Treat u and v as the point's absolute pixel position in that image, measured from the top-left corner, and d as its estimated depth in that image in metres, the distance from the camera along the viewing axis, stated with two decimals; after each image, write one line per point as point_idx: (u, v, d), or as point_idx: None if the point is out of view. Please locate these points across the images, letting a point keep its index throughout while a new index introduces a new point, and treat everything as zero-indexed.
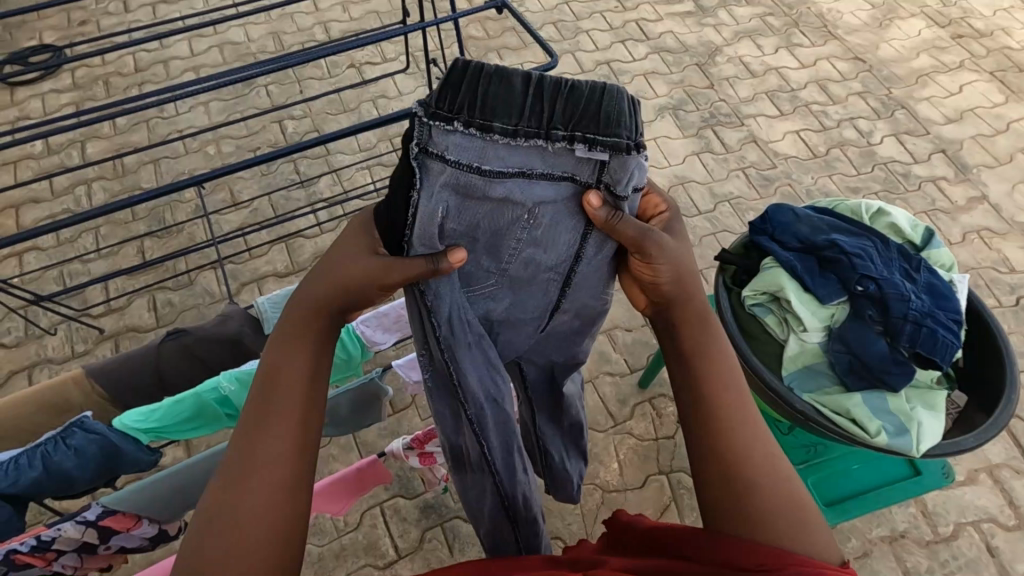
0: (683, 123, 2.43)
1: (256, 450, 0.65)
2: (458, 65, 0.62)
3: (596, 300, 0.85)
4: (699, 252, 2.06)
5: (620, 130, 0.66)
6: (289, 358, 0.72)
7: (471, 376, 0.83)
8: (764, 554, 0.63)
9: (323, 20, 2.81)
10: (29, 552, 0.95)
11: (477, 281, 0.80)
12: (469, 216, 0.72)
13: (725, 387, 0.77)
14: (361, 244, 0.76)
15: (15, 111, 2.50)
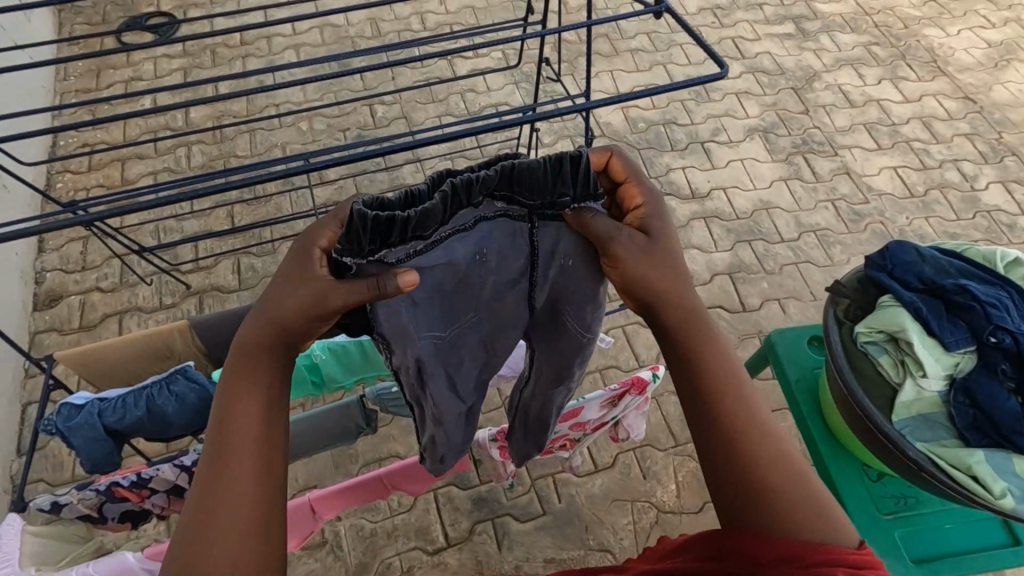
0: (774, 146, 2.36)
1: (221, 482, 0.61)
2: (366, 214, 0.62)
3: (576, 320, 0.82)
4: (780, 281, 2.00)
5: (540, 193, 0.70)
6: (243, 387, 0.67)
7: (431, 387, 0.83)
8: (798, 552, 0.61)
9: (420, 10, 2.86)
10: (129, 486, 1.01)
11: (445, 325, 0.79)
12: (429, 282, 0.73)
13: (729, 387, 0.74)
14: (307, 265, 0.68)
15: (130, 71, 2.66)
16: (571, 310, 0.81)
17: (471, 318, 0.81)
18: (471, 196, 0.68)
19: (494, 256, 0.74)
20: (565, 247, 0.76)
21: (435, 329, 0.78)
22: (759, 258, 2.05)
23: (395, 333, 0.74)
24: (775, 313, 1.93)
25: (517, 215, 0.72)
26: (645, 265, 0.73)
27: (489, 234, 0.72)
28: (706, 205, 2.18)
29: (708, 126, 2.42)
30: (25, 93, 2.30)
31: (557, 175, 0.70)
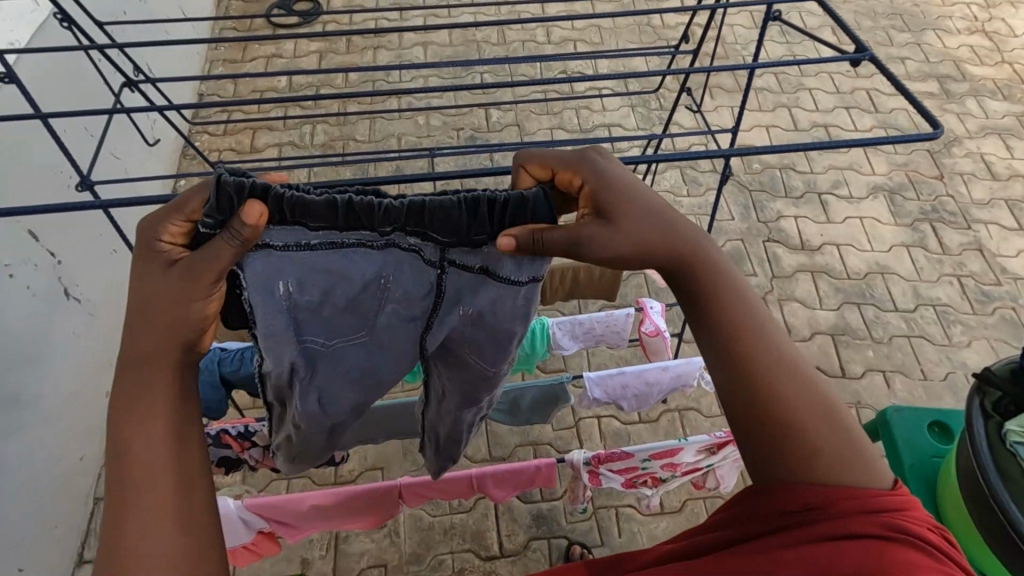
0: (899, 209, 2.21)
1: (134, 513, 0.53)
2: (230, 182, 0.58)
3: (467, 352, 0.75)
4: (888, 352, 1.87)
5: (453, 232, 0.65)
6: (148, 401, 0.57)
7: (303, 393, 0.75)
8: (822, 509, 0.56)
9: (547, 24, 2.90)
10: (235, 436, 1.07)
11: (334, 334, 0.72)
12: (320, 283, 0.66)
13: (772, 366, 0.64)
14: (158, 259, 0.58)
15: (273, 48, 2.85)
16: (466, 343, 0.74)
17: (359, 335, 0.73)
18: (377, 222, 0.64)
19: (395, 276, 0.68)
20: (474, 300, 0.69)
21: (318, 334, 0.71)
22: (868, 325, 1.92)
23: (273, 333, 0.67)
24: (878, 385, 1.80)
25: (427, 250, 0.67)
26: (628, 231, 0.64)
27: (400, 264, 0.68)
28: (815, 259, 2.07)
29: (829, 177, 2.30)
30: (183, 57, 2.52)
31: (477, 220, 0.64)
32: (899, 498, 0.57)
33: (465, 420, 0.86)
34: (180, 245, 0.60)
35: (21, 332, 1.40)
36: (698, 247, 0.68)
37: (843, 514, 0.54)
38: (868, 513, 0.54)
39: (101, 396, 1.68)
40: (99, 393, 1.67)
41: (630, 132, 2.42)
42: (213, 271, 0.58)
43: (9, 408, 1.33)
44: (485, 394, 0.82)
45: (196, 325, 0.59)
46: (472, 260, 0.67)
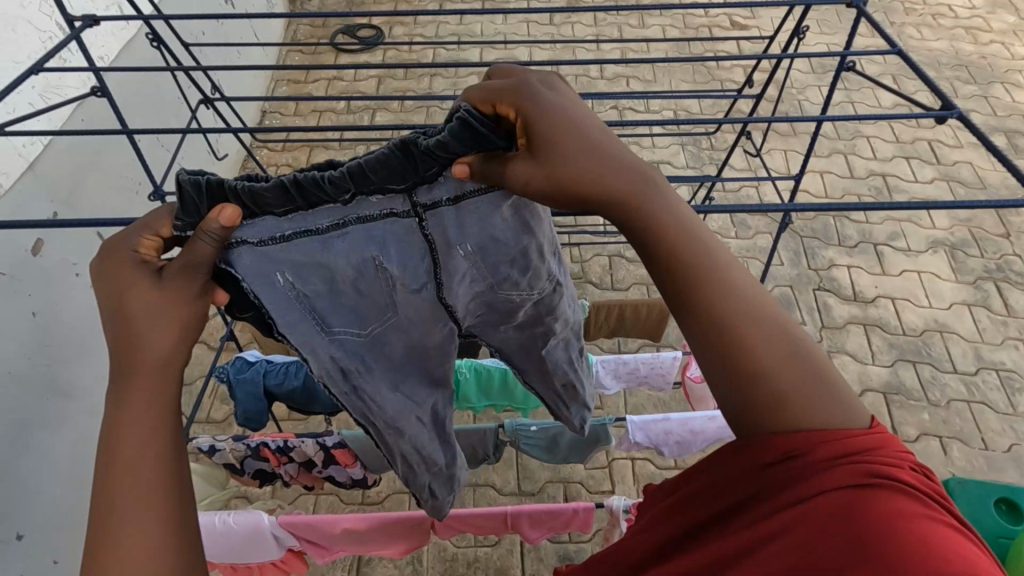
0: (961, 266, 2.12)
1: (110, 530, 0.47)
2: (189, 181, 0.52)
3: (528, 287, 0.69)
4: (945, 417, 1.77)
5: (405, 175, 0.58)
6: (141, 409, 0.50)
7: (368, 392, 0.68)
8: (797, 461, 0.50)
9: (601, 59, 2.94)
10: (273, 450, 1.07)
11: (361, 320, 0.65)
12: (321, 269, 0.60)
13: (745, 328, 0.55)
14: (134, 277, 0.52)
15: (335, 71, 2.97)
16: (521, 283, 0.68)
17: (384, 316, 0.65)
18: (335, 192, 0.57)
19: (388, 253, 0.61)
20: (462, 234, 0.62)
21: (346, 323, 0.64)
22: (924, 386, 1.83)
23: (298, 332, 0.61)
24: (934, 451, 1.70)
25: (402, 213, 0.60)
26: (560, 166, 0.53)
27: (380, 237, 0.60)
28: (868, 311, 1.99)
29: (886, 228, 2.23)
30: (252, 77, 2.65)
31: (417, 159, 0.57)
32: (870, 435, 0.50)
33: (558, 349, 0.80)
34: (155, 256, 0.54)
35: (78, 328, 1.45)
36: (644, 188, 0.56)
37: (823, 468, 0.48)
38: (845, 462, 0.48)
39: None
40: None
41: (679, 169, 2.40)
42: (207, 270, 0.54)
43: (61, 401, 1.37)
44: (552, 320, 0.75)
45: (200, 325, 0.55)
46: (434, 196, 0.60)
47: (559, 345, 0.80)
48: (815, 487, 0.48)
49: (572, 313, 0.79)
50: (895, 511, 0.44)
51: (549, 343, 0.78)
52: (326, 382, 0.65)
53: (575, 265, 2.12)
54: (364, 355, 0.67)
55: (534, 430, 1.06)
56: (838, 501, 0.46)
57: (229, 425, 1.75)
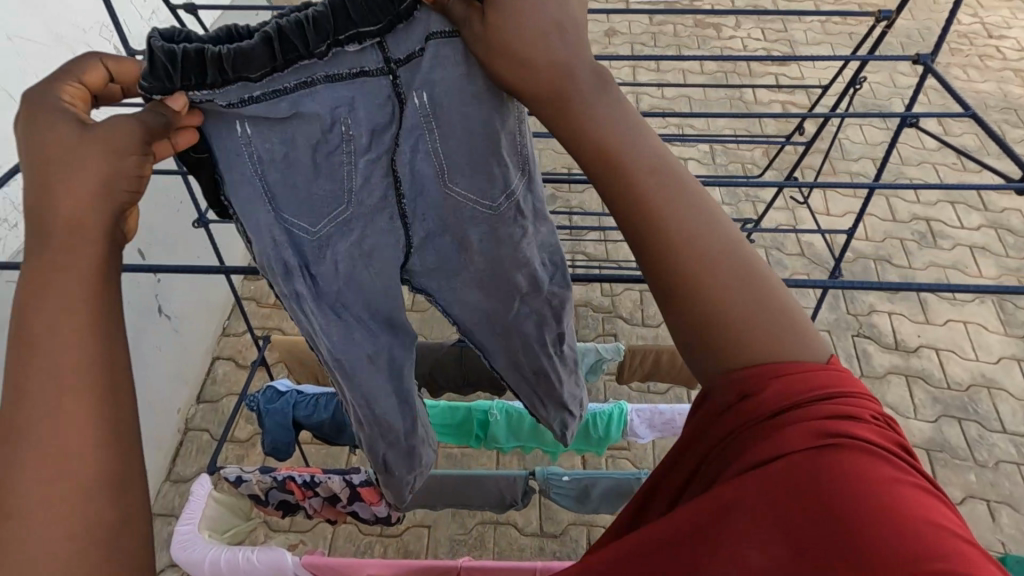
0: (1010, 317, 2.03)
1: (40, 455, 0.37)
2: (162, 49, 0.48)
3: (493, 190, 0.63)
4: (994, 480, 1.68)
5: (379, 12, 0.54)
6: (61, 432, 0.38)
7: (312, 302, 0.62)
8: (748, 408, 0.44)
9: (638, 90, 2.94)
10: (298, 484, 1.06)
11: (313, 213, 0.60)
12: (282, 133, 0.56)
13: (696, 249, 0.48)
14: (51, 136, 0.43)
15: None
16: (483, 191, 0.63)
17: (343, 208, 0.61)
18: (311, 42, 0.52)
19: (349, 113, 0.57)
20: (427, 91, 0.58)
21: (300, 213, 0.59)
22: (970, 444, 1.74)
23: (242, 206, 0.57)
24: (981, 515, 1.61)
25: (376, 71, 0.56)
26: (495, 54, 0.51)
27: (350, 98, 0.57)
28: (910, 361, 1.92)
29: (929, 275, 2.15)
30: None
31: None
32: (827, 372, 0.44)
33: (525, 320, 0.73)
34: (83, 107, 0.48)
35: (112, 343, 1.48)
36: (581, 84, 0.49)
37: (781, 425, 0.42)
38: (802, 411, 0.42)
39: (174, 412, 1.74)
40: (172, 410, 1.74)
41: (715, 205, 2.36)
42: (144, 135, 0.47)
43: None
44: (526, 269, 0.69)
45: (135, 186, 0.46)
46: (412, 46, 0.56)
47: (527, 316, 0.73)
48: (769, 446, 0.41)
49: (549, 273, 0.71)
50: (857, 474, 0.39)
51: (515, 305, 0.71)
52: (264, 271, 0.60)
53: (606, 298, 2.10)
54: (313, 258, 0.61)
55: (567, 480, 1.02)
56: (795, 463, 0.40)
57: (252, 445, 1.74)
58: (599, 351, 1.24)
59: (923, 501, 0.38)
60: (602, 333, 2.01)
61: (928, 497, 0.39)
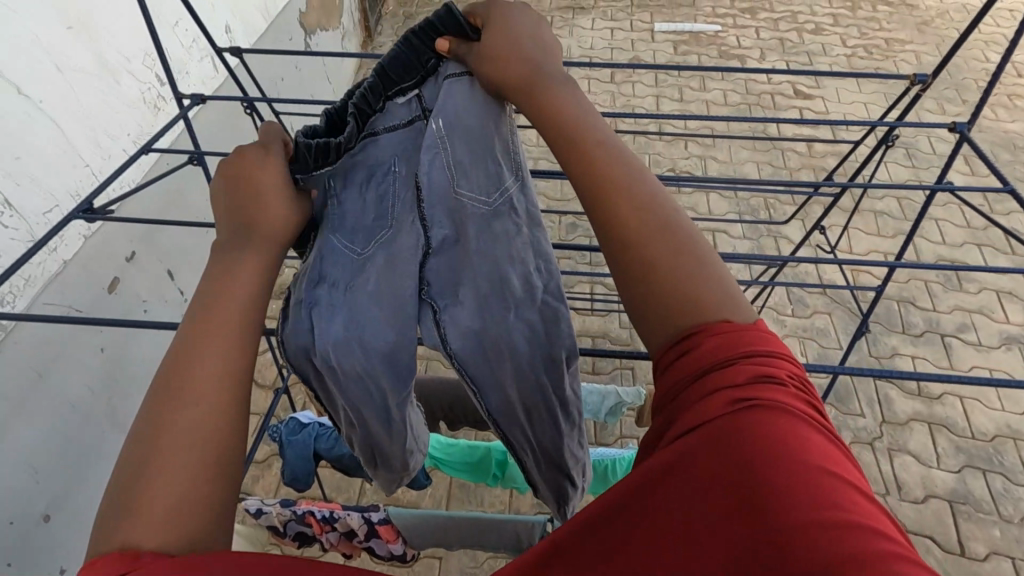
0: None
1: (174, 418, 0.47)
2: (303, 147, 0.65)
3: (494, 193, 0.67)
4: (1019, 536, 1.63)
5: (412, 70, 0.65)
6: (188, 405, 0.47)
7: (324, 311, 0.65)
8: (680, 362, 0.48)
9: (660, 119, 2.97)
10: (318, 518, 1.06)
11: (355, 236, 0.68)
12: (352, 175, 0.68)
13: (634, 204, 0.54)
14: (262, 176, 0.61)
15: None
16: (487, 194, 0.67)
17: (378, 233, 0.68)
18: (371, 101, 0.66)
19: (399, 158, 0.68)
20: (443, 110, 0.65)
21: (350, 240, 0.68)
22: (995, 498, 1.70)
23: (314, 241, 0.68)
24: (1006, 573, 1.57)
25: (417, 118, 0.67)
26: (481, 61, 0.62)
27: (399, 141, 0.68)
28: (934, 409, 1.88)
29: (954, 319, 2.12)
30: None
31: (414, 43, 0.65)
32: (752, 332, 0.47)
33: (516, 329, 0.67)
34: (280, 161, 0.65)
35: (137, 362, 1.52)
36: (545, 71, 0.60)
37: (705, 388, 0.45)
38: (721, 367, 0.45)
39: None
40: None
41: (736, 240, 2.35)
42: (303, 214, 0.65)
43: None
44: (513, 267, 0.67)
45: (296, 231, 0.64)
46: (437, 92, 0.66)
47: (518, 328, 0.68)
48: (697, 411, 0.43)
49: (543, 281, 0.68)
50: (778, 436, 0.39)
51: (508, 313, 0.67)
52: (298, 284, 0.67)
53: (624, 331, 2.09)
54: (348, 278, 0.67)
55: None
56: (718, 427, 0.41)
57: (269, 466, 1.76)
58: (620, 394, 1.26)
59: (839, 463, 0.40)
60: (619, 367, 2.00)
61: (843, 460, 0.40)
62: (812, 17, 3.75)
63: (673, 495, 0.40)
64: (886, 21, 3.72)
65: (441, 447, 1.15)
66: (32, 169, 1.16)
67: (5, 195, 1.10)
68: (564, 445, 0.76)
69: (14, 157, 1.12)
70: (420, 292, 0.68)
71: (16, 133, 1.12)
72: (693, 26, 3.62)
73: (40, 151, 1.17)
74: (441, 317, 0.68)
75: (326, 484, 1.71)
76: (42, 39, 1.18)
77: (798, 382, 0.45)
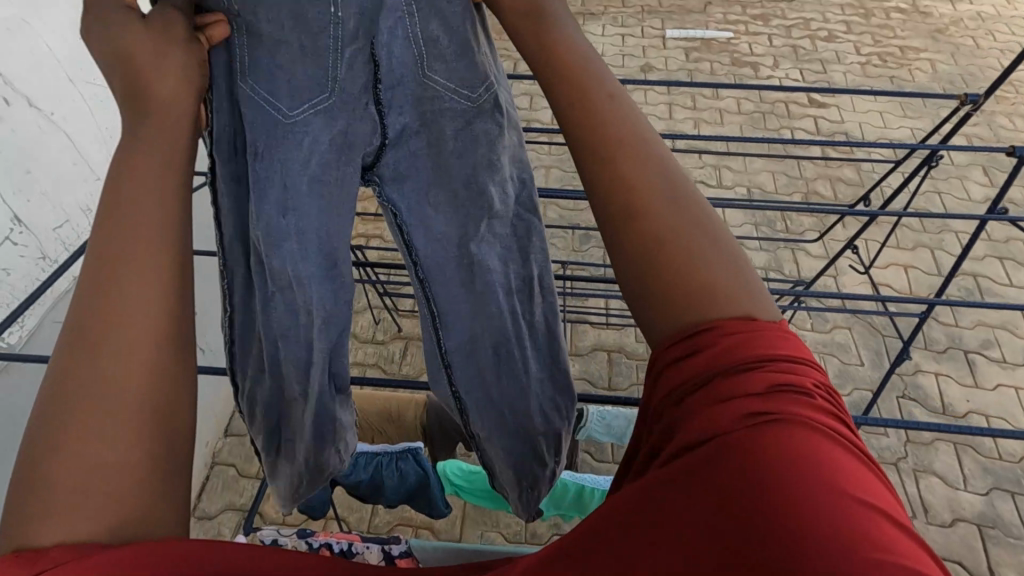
0: None
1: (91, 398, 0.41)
2: None
3: (472, 94, 0.62)
4: None
5: None
6: (115, 370, 0.41)
7: (264, 202, 0.61)
8: (689, 361, 0.44)
9: (674, 128, 2.94)
10: (335, 552, 1.02)
11: (289, 99, 0.58)
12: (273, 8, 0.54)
13: (640, 180, 0.51)
14: (157, 70, 0.48)
15: None
16: (460, 96, 0.62)
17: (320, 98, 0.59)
18: None
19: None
20: None
21: (277, 101, 0.58)
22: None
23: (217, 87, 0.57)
24: None
25: None
26: None
27: None
28: (959, 428, 1.84)
29: (978, 335, 2.08)
30: None
31: None
32: (774, 334, 0.44)
33: (489, 250, 0.70)
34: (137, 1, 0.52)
35: None
36: (556, 16, 0.58)
37: (715, 395, 0.41)
38: (735, 373, 0.41)
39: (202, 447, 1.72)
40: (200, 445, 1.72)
41: (754, 252, 2.30)
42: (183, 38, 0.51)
43: None
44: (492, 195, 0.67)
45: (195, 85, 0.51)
46: None
47: (497, 277, 0.71)
48: (705, 418, 0.40)
49: (517, 192, 0.70)
50: (794, 449, 0.36)
51: (480, 226, 0.69)
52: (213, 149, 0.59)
53: (640, 345, 2.05)
54: (280, 151, 0.60)
55: None
56: (733, 441, 0.38)
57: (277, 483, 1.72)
58: None
59: (863, 479, 0.36)
60: (637, 382, 1.96)
61: (865, 479, 0.36)
62: (824, 25, 3.71)
63: (670, 506, 0.38)
64: (899, 28, 3.68)
65: (465, 476, 1.12)
66: (42, 184, 1.12)
67: (16, 211, 1.06)
68: (538, 443, 0.80)
69: (25, 171, 1.08)
70: (367, 169, 0.67)
71: (26, 147, 1.08)
72: (705, 32, 3.59)
73: (50, 165, 1.14)
74: (412, 228, 0.70)
75: (337, 503, 1.67)
76: (52, 48, 1.14)
77: (824, 393, 0.41)
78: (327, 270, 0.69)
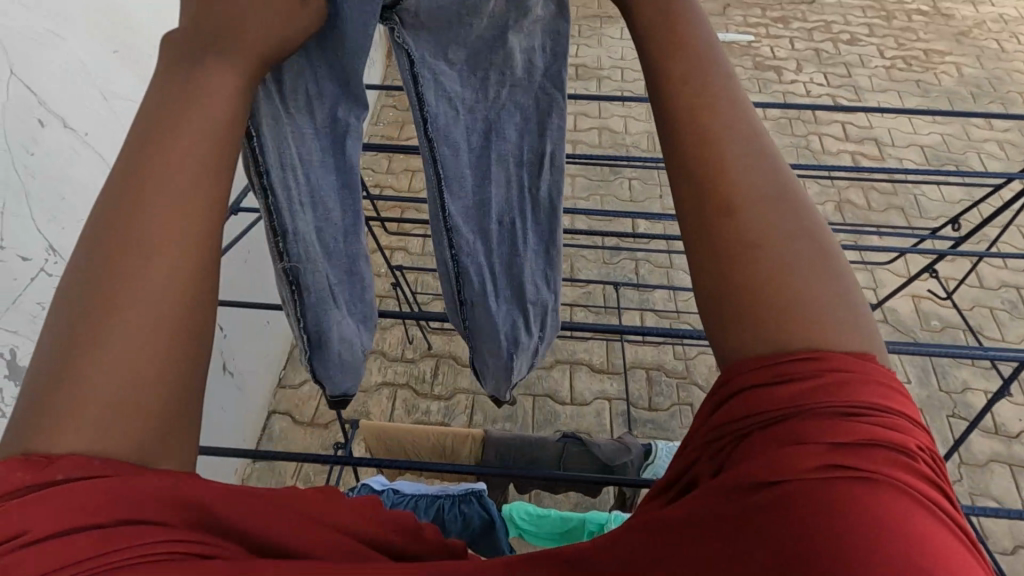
0: None
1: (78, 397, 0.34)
2: None
3: None
4: None
5: None
6: (122, 358, 0.35)
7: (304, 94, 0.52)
8: (781, 392, 0.34)
9: None
10: None
11: None
12: None
13: (743, 173, 0.39)
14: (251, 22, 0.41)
15: None
16: None
17: None
18: None
19: None
20: None
21: None
22: None
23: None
24: None
25: None
26: None
27: None
28: (1013, 449, 1.78)
29: None
30: None
31: None
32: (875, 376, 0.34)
33: (506, 118, 0.58)
34: None
35: None
36: None
37: (787, 439, 0.32)
38: (818, 412, 0.32)
39: (231, 475, 1.65)
40: (230, 473, 1.64)
41: None
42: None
43: None
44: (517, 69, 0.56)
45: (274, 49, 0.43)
46: None
47: (500, 176, 0.60)
48: (770, 459, 0.32)
49: (545, 63, 0.56)
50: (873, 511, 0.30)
51: (500, 91, 0.57)
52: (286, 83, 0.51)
53: (679, 363, 1.99)
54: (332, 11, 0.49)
55: None
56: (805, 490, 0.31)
57: None
58: None
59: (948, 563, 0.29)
60: (678, 402, 1.89)
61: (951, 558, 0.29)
62: (846, 27, 3.65)
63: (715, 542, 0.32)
64: (922, 31, 3.62)
65: (532, 519, 1.06)
66: (77, 209, 1.04)
67: (50, 241, 0.98)
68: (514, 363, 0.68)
69: (60, 197, 1.00)
70: (386, 5, 0.51)
71: (62, 170, 1.01)
72: (725, 36, 3.53)
73: (84, 188, 1.06)
74: (425, 78, 0.55)
75: None
76: (87, 65, 1.08)
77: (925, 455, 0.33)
78: (348, 94, 0.53)
